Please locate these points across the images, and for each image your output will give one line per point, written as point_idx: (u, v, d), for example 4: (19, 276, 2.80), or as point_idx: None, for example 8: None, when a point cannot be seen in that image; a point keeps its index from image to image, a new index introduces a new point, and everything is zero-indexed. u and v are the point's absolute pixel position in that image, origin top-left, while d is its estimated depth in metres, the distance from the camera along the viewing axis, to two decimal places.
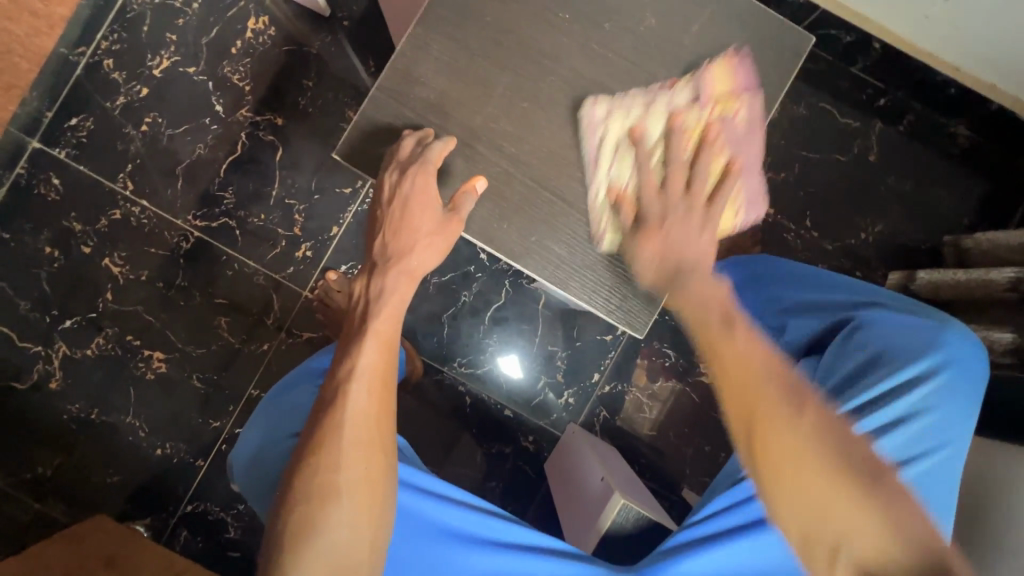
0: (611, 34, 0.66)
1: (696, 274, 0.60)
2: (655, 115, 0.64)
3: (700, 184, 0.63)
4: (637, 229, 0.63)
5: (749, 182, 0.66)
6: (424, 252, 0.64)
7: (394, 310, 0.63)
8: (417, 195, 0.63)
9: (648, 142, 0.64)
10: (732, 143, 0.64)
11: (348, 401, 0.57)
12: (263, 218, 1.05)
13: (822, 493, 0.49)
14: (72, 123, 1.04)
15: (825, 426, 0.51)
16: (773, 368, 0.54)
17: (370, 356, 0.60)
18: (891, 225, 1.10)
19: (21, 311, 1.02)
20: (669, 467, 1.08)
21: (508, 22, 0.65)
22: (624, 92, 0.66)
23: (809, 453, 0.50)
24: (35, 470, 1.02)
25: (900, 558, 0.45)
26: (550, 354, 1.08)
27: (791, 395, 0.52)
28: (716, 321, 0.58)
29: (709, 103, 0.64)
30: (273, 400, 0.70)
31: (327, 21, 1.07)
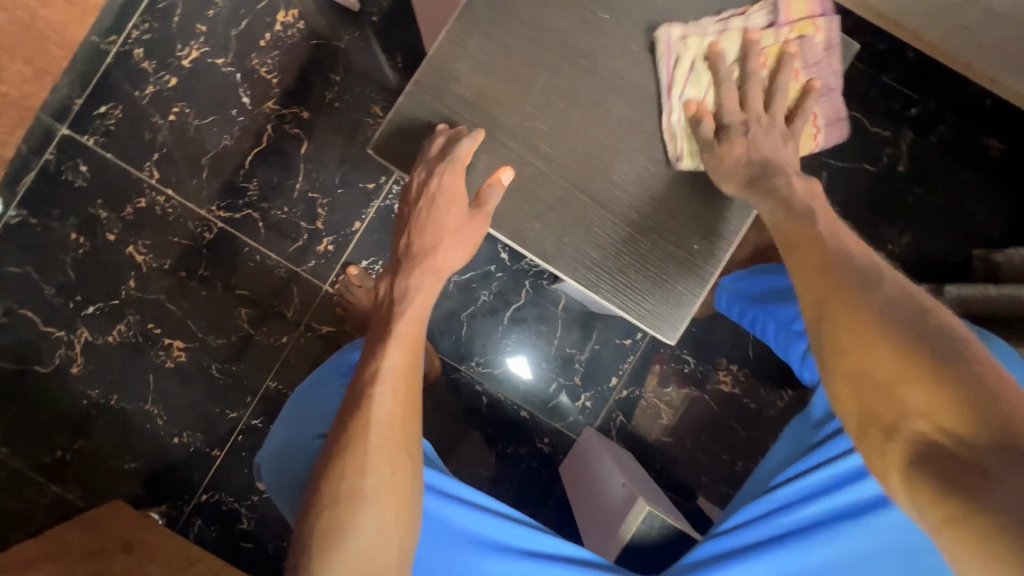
0: (651, 36, 0.65)
1: (782, 171, 0.60)
2: (732, 36, 0.64)
3: (781, 101, 0.64)
4: (719, 142, 0.62)
5: (827, 100, 0.66)
6: (451, 251, 0.64)
7: (420, 308, 0.63)
8: (446, 195, 0.63)
9: (728, 62, 0.64)
10: (808, 65, 0.65)
11: (373, 404, 0.56)
12: (286, 211, 1.06)
13: (882, 367, 0.42)
14: (100, 111, 1.05)
15: (901, 303, 0.44)
16: (847, 254, 0.50)
17: (395, 357, 0.59)
18: (919, 237, 1.09)
19: (46, 296, 1.03)
20: (685, 475, 1.07)
21: (547, 22, 0.65)
22: (697, 19, 0.66)
23: (884, 332, 0.43)
24: (54, 454, 1.03)
25: (972, 430, 0.37)
26: (568, 356, 1.07)
27: (860, 275, 0.48)
28: (796, 214, 0.56)
29: (787, 26, 0.65)
30: (302, 396, 0.71)
31: (356, 16, 1.07)
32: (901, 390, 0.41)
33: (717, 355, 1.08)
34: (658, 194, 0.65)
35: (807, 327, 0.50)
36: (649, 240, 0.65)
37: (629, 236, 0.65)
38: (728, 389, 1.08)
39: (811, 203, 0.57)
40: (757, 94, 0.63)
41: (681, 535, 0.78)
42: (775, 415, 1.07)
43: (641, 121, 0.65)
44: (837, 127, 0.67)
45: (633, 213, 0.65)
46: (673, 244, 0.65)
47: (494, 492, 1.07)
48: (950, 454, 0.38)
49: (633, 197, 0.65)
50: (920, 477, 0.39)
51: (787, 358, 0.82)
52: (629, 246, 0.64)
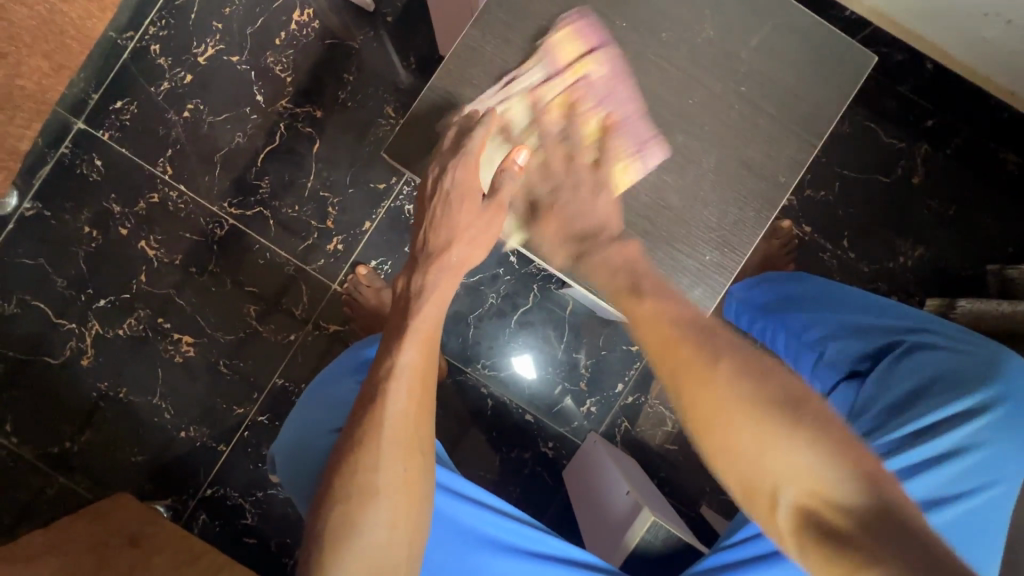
0: (668, 44, 0.64)
1: (600, 241, 0.62)
2: (514, 105, 0.64)
3: (581, 153, 0.64)
4: (536, 219, 0.64)
5: (635, 123, 0.64)
6: (469, 249, 0.64)
7: (436, 306, 0.63)
8: (460, 190, 0.62)
9: (518, 133, 0.64)
10: (597, 103, 0.64)
11: (387, 401, 0.57)
12: (297, 209, 1.06)
13: (753, 446, 0.46)
14: (116, 106, 1.05)
15: (741, 375, 0.49)
16: (686, 321, 0.54)
17: (410, 354, 0.60)
18: (932, 250, 1.08)
19: (58, 288, 1.04)
20: (689, 483, 1.07)
21: (564, 28, 0.65)
22: (479, 94, 0.65)
23: (740, 408, 0.47)
24: (63, 445, 1.04)
25: (836, 490, 0.43)
26: (574, 360, 1.07)
27: (708, 347, 0.51)
28: (631, 285, 0.58)
29: (561, 75, 0.64)
30: (315, 393, 0.71)
31: (371, 16, 1.07)
32: (770, 463, 0.46)
33: None
34: (672, 206, 0.64)
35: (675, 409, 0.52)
36: (661, 250, 0.64)
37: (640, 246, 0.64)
38: None
39: (638, 267, 0.60)
40: (550, 153, 0.64)
41: (685, 546, 0.78)
42: None
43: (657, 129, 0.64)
44: (651, 148, 0.63)
45: (644, 223, 0.64)
46: (684, 255, 0.63)
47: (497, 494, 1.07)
48: (823, 518, 0.44)
49: (647, 206, 0.64)
50: (807, 540, 0.45)
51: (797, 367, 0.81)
52: (638, 256, 0.64)
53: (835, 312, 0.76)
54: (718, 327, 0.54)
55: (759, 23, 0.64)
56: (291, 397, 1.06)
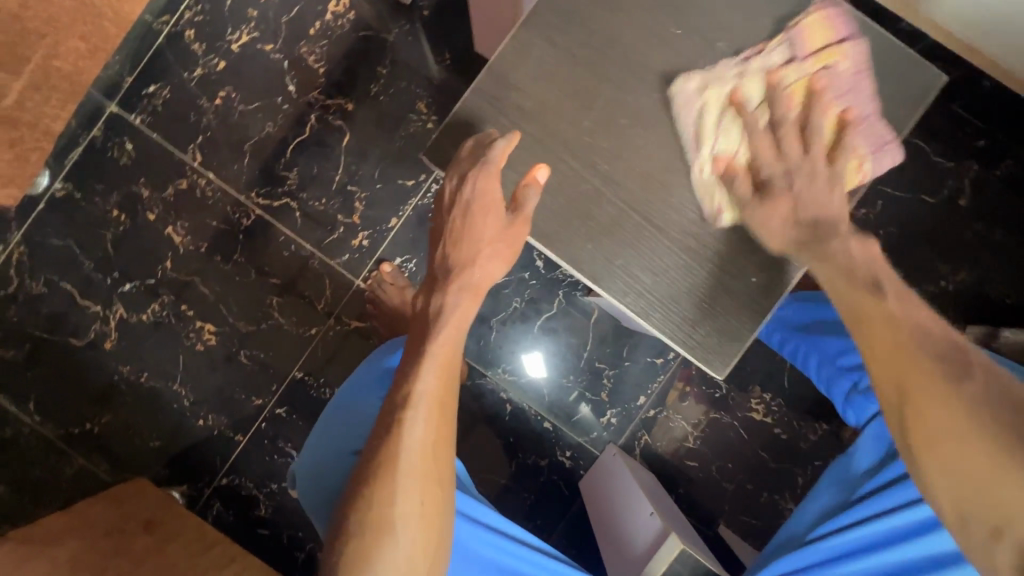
0: (722, 55, 0.62)
1: (838, 232, 0.57)
2: (752, 79, 0.60)
3: (820, 139, 0.57)
4: (758, 201, 0.58)
5: (872, 125, 0.59)
6: (494, 262, 0.62)
7: (456, 326, 0.61)
8: (480, 202, 0.60)
9: (752, 107, 0.59)
10: (841, 94, 0.59)
11: (403, 430, 0.55)
12: (324, 203, 1.05)
13: (993, 483, 0.45)
14: (149, 90, 1.05)
15: (987, 399, 0.47)
16: (928, 331, 0.52)
17: (428, 380, 0.57)
18: (976, 275, 1.03)
19: (85, 270, 1.05)
20: (707, 502, 1.05)
21: (615, 33, 0.62)
22: (714, 64, 0.62)
23: (983, 432, 0.46)
24: (84, 426, 1.05)
25: None
26: (596, 370, 1.05)
27: (952, 367, 0.50)
28: (860, 281, 0.56)
29: (809, 58, 0.59)
30: (334, 412, 0.71)
31: (407, 9, 1.05)
32: (1001, 495, 0.45)
33: (750, 383, 1.05)
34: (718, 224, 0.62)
35: (886, 400, 0.54)
36: (704, 269, 0.62)
37: (684, 263, 0.62)
38: (760, 418, 1.04)
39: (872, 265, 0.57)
40: (789, 138, 0.57)
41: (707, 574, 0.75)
42: (805, 448, 1.04)
43: None
44: (888, 152, 0.59)
45: (690, 240, 0.62)
46: (728, 274, 0.61)
47: (511, 501, 1.05)
48: None
49: (691, 223, 0.62)
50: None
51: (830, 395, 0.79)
52: (683, 274, 0.62)
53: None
54: (969, 351, 0.51)
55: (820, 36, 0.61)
56: (309, 390, 1.05)
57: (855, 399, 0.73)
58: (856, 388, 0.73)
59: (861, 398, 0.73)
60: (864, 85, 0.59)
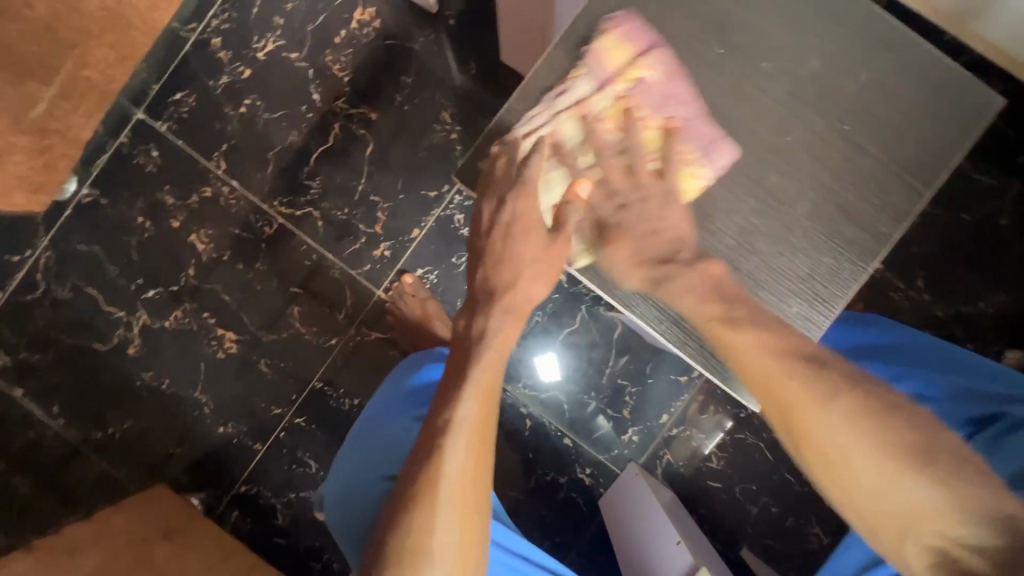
0: (768, 75, 0.59)
1: (680, 262, 0.57)
2: (565, 120, 0.59)
3: (647, 160, 0.58)
4: (604, 242, 0.59)
5: (699, 126, 0.58)
6: (534, 286, 0.60)
7: (499, 352, 0.60)
8: (522, 223, 0.59)
9: (572, 148, 0.60)
10: (652, 108, 0.58)
11: (445, 457, 0.53)
12: (346, 212, 1.05)
13: (885, 489, 0.48)
14: (175, 98, 1.05)
15: (857, 406, 0.49)
16: (790, 346, 0.53)
17: (470, 407, 0.56)
18: (1016, 297, 0.99)
19: (110, 276, 1.05)
20: (730, 524, 1.02)
21: (655, 51, 0.60)
22: (526, 112, 0.61)
23: (863, 443, 0.49)
24: (106, 430, 1.05)
25: (967, 531, 0.45)
26: (619, 386, 1.03)
27: (820, 384, 0.51)
28: (722, 300, 0.55)
29: (613, 82, 0.59)
30: (365, 431, 0.71)
31: (433, 17, 1.04)
32: (893, 498, 0.48)
33: None
34: (760, 251, 0.58)
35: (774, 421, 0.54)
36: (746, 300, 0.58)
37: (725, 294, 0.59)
38: None
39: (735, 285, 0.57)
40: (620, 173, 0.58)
41: None
42: None
43: (748, 165, 0.59)
44: (721, 148, 0.57)
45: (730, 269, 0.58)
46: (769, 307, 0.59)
47: (529, 518, 1.03)
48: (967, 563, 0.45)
49: (732, 250, 0.58)
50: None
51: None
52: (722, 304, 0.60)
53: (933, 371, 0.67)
54: (822, 354, 0.54)
55: (873, 55, 0.58)
56: (328, 400, 1.05)
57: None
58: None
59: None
60: (675, 92, 0.58)
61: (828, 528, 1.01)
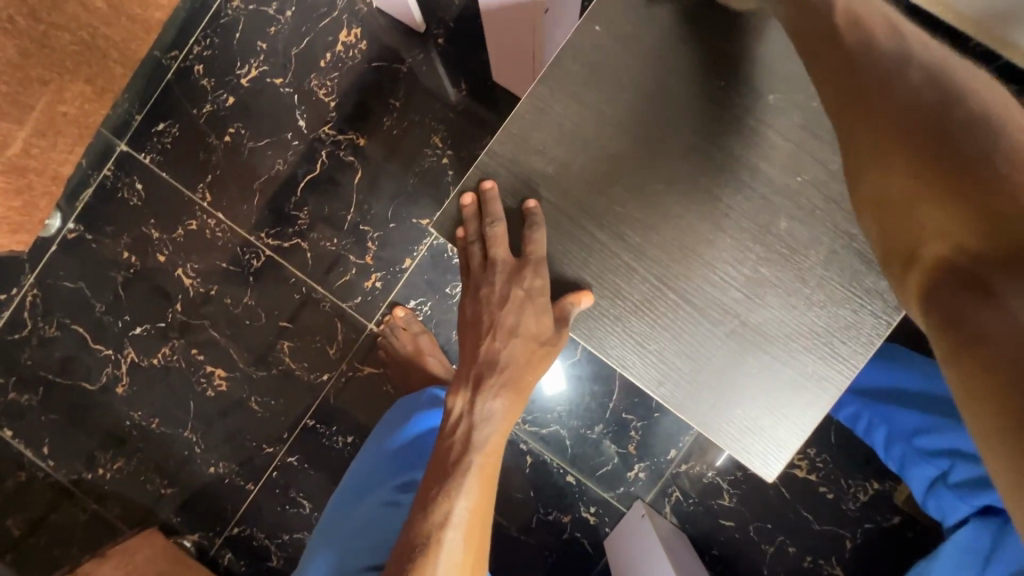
0: (777, 108, 0.51)
1: None
2: None
3: None
4: None
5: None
6: (537, 369, 0.56)
7: (501, 433, 0.56)
8: (529, 295, 0.53)
9: None
10: None
11: (441, 553, 0.50)
12: (335, 243, 1.01)
13: (903, 198, 0.39)
14: (158, 128, 1.02)
15: (909, 102, 0.40)
16: (872, 48, 0.43)
17: (469, 497, 0.52)
18: None
19: (97, 313, 1.03)
20: (744, 566, 0.96)
21: (651, 83, 0.52)
22: None
23: (890, 145, 0.40)
24: (96, 471, 1.03)
25: (972, 245, 0.34)
26: (623, 421, 0.98)
27: (879, 85, 0.42)
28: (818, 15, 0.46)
29: None
30: (341, 509, 0.67)
31: (421, 37, 1.00)
32: (916, 210, 0.38)
33: None
34: (768, 304, 0.51)
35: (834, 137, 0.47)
36: (751, 355, 0.52)
37: (728, 349, 0.52)
38: (803, 475, 0.95)
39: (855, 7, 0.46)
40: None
41: None
42: (855, 509, 0.94)
43: (757, 210, 0.51)
44: None
45: (733, 320, 0.51)
46: (779, 362, 0.51)
47: (532, 558, 0.99)
48: (962, 282, 0.34)
49: (735, 302, 0.51)
50: (921, 292, 0.37)
51: (906, 481, 0.71)
52: (724, 364, 0.52)
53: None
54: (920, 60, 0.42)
55: None
56: (321, 438, 1.01)
57: (941, 492, 0.67)
58: (944, 480, 0.66)
59: (949, 494, 0.66)
60: None
61: (850, 570, 0.94)
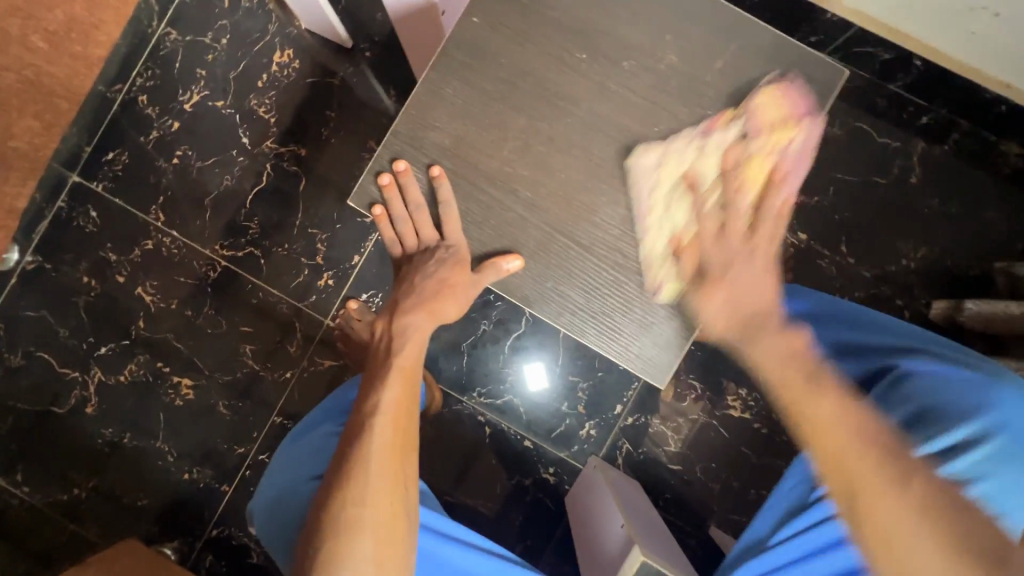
0: (630, 73, 0.61)
1: (769, 318, 0.56)
2: (677, 168, 0.60)
3: (766, 217, 0.58)
4: (696, 286, 0.58)
5: (764, 101, 0.60)
6: (447, 300, 0.63)
7: (417, 343, 0.65)
8: (442, 246, 0.62)
9: (705, 187, 0.59)
10: (785, 167, 0.58)
11: (371, 434, 0.58)
12: (287, 248, 1.07)
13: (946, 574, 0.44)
14: (108, 157, 1.08)
15: (932, 490, 0.47)
16: (866, 427, 0.50)
17: (393, 389, 0.61)
18: (936, 252, 1.04)
19: (62, 338, 1.07)
20: (696, 505, 1.04)
21: (524, 63, 0.61)
22: (646, 177, 0.60)
23: (925, 534, 0.46)
24: (72, 491, 1.06)
25: None
26: (571, 383, 1.05)
27: (890, 466, 0.48)
28: (799, 365, 0.54)
29: (760, 134, 0.59)
30: (290, 443, 0.72)
31: (349, 51, 1.09)
32: None
33: (725, 380, 1.05)
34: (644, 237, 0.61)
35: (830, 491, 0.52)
36: (636, 281, 0.61)
37: (616, 278, 0.61)
38: (738, 414, 1.04)
39: (802, 350, 0.55)
40: (710, 220, 0.58)
41: None
42: (787, 439, 1.03)
43: (624, 159, 0.61)
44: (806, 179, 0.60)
45: (618, 255, 0.61)
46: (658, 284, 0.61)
47: (501, 524, 1.05)
48: None
49: (618, 240, 0.61)
50: None
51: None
52: (615, 289, 0.61)
53: (837, 334, 0.74)
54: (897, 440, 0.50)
55: (721, 46, 0.61)
56: None
57: None
58: None
59: None
60: (810, 165, 0.59)
61: None
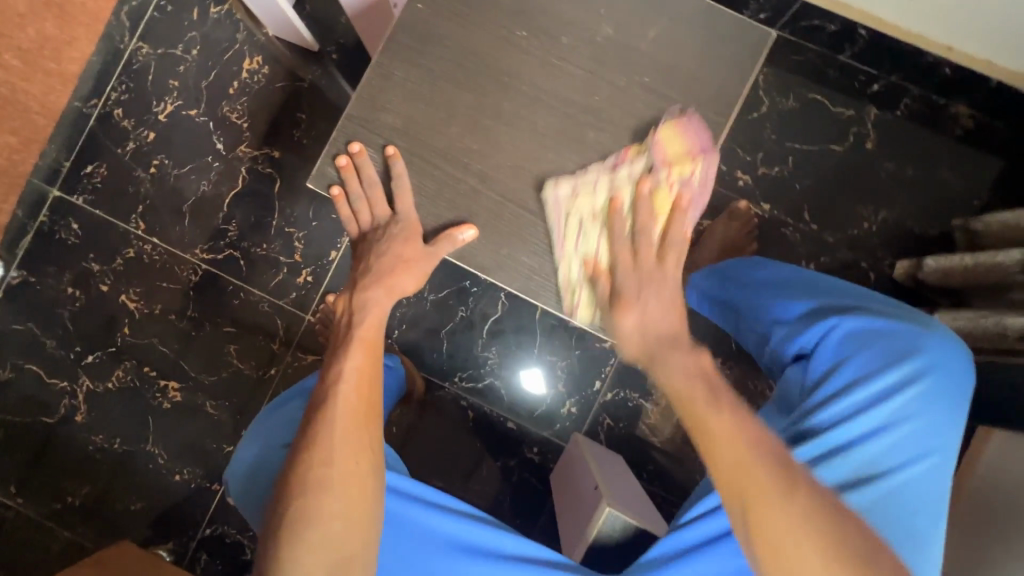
0: (569, 47, 0.64)
1: (680, 346, 0.61)
2: (589, 195, 0.63)
3: (672, 247, 0.63)
4: (612, 307, 0.62)
5: (666, 137, 0.63)
6: (404, 275, 0.66)
7: (376, 318, 0.67)
8: (396, 223, 0.65)
9: (619, 210, 0.63)
10: (689, 200, 0.63)
11: (336, 399, 0.61)
12: (266, 247, 1.10)
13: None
14: (88, 170, 1.11)
15: (813, 510, 0.53)
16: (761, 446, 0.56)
17: (355, 359, 0.64)
18: (896, 214, 1.07)
19: (49, 350, 1.09)
20: (679, 475, 1.06)
21: (468, 44, 0.64)
22: (559, 203, 0.63)
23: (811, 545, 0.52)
24: (65, 499, 1.07)
25: None
26: (550, 363, 1.07)
27: (782, 481, 0.54)
28: (699, 387, 0.59)
29: (664, 165, 0.63)
30: (264, 416, 0.75)
31: (316, 54, 1.12)
32: None
33: None
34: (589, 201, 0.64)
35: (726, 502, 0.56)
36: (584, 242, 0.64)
37: None
38: None
39: (704, 371, 0.60)
40: (621, 246, 0.62)
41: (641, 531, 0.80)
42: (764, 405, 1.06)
43: (569, 128, 0.64)
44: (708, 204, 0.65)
45: None
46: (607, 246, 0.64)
47: (490, 505, 1.06)
48: None
49: None
50: None
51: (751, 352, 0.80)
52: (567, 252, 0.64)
53: (786, 298, 0.76)
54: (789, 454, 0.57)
55: (654, 17, 0.64)
56: None
57: None
58: None
59: None
60: (710, 194, 0.63)
61: None
